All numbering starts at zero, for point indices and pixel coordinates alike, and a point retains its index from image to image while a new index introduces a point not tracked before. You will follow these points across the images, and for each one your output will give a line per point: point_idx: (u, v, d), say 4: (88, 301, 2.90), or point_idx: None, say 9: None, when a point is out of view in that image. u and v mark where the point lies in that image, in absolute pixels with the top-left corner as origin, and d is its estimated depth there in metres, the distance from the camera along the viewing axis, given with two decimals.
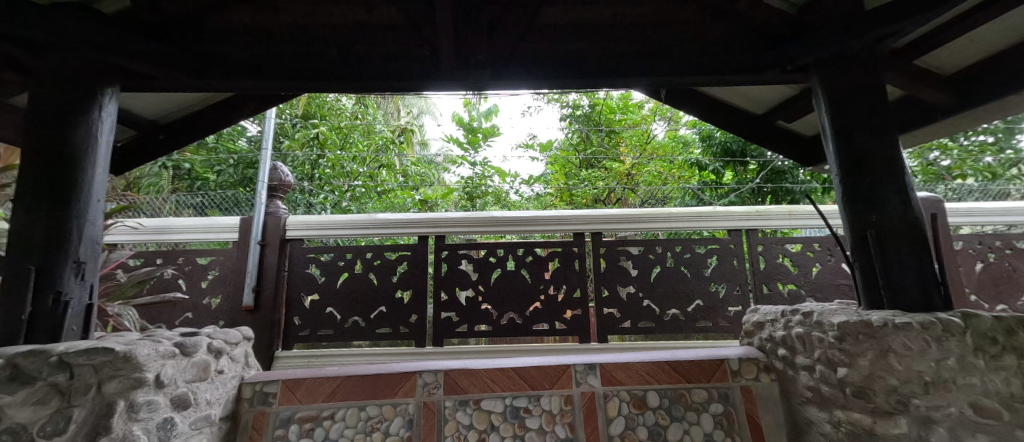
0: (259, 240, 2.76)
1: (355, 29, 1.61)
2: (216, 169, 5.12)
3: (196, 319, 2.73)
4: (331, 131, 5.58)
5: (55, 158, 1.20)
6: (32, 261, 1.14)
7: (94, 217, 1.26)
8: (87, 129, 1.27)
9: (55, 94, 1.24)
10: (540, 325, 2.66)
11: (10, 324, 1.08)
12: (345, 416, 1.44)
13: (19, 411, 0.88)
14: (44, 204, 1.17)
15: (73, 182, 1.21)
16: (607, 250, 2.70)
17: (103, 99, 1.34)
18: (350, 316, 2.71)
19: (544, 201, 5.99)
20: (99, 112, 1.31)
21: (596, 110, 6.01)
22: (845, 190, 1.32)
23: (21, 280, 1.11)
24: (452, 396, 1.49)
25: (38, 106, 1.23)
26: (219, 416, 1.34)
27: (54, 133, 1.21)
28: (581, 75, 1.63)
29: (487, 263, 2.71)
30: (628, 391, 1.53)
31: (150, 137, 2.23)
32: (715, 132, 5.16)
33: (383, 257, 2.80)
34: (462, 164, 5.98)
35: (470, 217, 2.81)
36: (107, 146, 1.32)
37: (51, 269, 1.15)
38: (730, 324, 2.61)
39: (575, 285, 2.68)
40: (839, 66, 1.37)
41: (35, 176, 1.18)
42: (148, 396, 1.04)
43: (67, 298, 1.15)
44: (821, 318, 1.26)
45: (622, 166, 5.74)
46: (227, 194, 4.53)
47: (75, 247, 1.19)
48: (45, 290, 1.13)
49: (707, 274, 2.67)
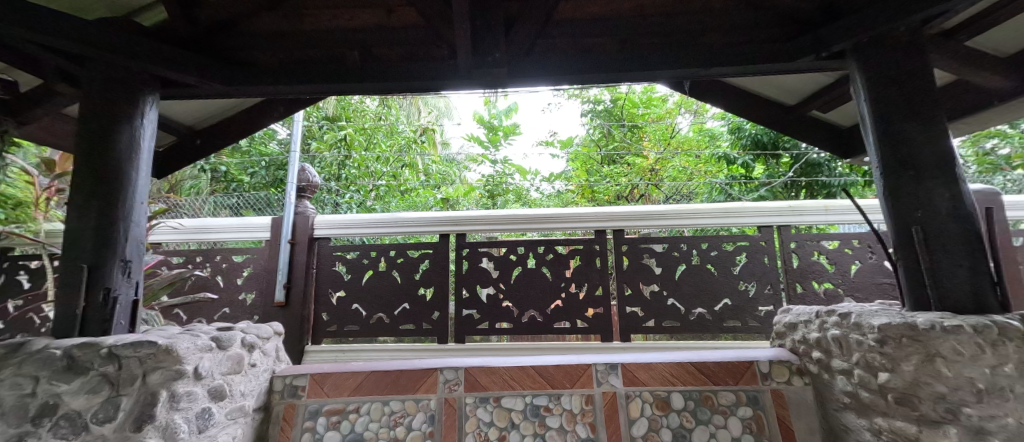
0: (289, 239, 2.87)
1: (373, 31, 1.63)
2: (250, 171, 5.37)
3: (232, 313, 2.88)
4: (357, 133, 5.76)
5: (104, 163, 1.29)
6: (84, 259, 1.23)
7: (138, 218, 1.34)
8: (131, 134, 1.35)
9: (101, 105, 1.33)
10: (561, 323, 2.64)
11: (66, 318, 1.18)
12: (370, 410, 1.48)
13: (74, 399, 0.97)
14: (94, 206, 1.26)
15: (120, 184, 1.30)
16: (630, 248, 2.64)
17: (144, 107, 1.42)
18: (375, 312, 2.79)
19: (565, 198, 5.97)
20: (140, 120, 1.39)
21: (619, 104, 5.88)
22: (887, 185, 1.23)
23: (76, 277, 1.21)
24: (472, 393, 1.50)
25: (88, 114, 1.32)
26: (252, 407, 1.41)
27: (102, 139, 1.30)
28: (600, 69, 1.60)
29: (508, 261, 2.72)
30: (652, 392, 1.50)
31: (188, 141, 2.36)
32: (746, 124, 4.93)
33: (405, 255, 2.85)
34: (483, 163, 6.13)
35: (491, 215, 2.81)
36: (148, 152, 1.40)
37: (101, 267, 1.24)
38: (761, 324, 2.50)
39: (597, 284, 2.65)
40: (879, 50, 1.28)
41: (85, 182, 1.27)
42: (187, 387, 1.10)
43: (115, 293, 1.24)
44: (860, 319, 1.19)
45: (645, 161, 5.62)
46: (259, 196, 4.73)
47: (121, 248, 1.27)
48: (96, 287, 1.22)
49: (736, 273, 2.57)
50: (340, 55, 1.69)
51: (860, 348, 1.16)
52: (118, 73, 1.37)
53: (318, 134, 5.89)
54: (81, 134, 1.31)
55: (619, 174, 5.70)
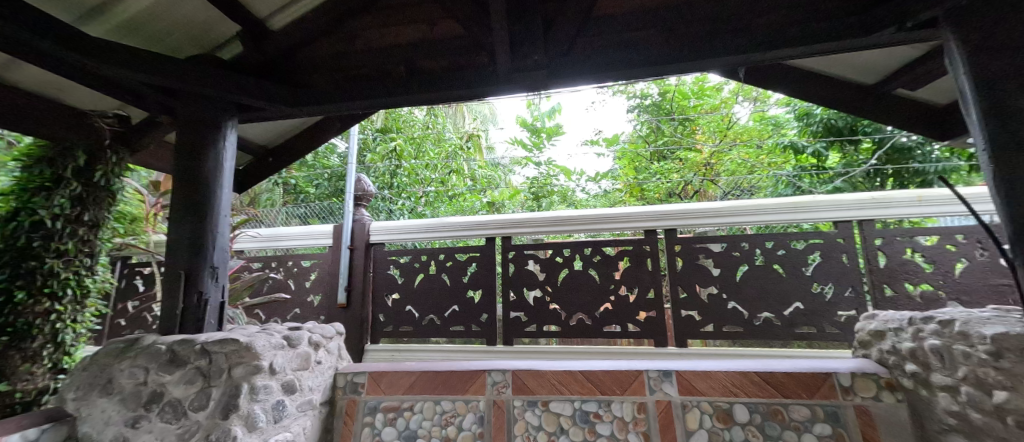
0: (348, 244, 3.09)
1: (417, 45, 1.72)
2: (314, 183, 5.87)
3: (302, 314, 3.15)
4: (407, 143, 6.07)
5: (195, 182, 1.49)
6: (182, 266, 1.43)
7: (223, 229, 1.52)
8: (216, 155, 1.54)
9: (193, 133, 1.53)
10: (611, 326, 2.56)
11: (170, 317, 1.37)
12: (423, 409, 1.54)
13: (177, 388, 1.16)
14: (189, 220, 1.46)
15: (208, 200, 1.49)
16: (684, 248, 2.49)
17: (226, 131, 1.61)
18: (427, 314, 2.91)
19: (612, 198, 5.81)
20: (224, 142, 1.59)
21: (668, 97, 5.60)
22: (997, 170, 1.04)
23: (176, 282, 1.40)
24: (520, 396, 1.50)
25: (184, 141, 1.53)
26: (320, 401, 1.52)
27: (193, 161, 1.51)
28: (643, 63, 1.53)
29: (554, 263, 2.70)
30: (711, 403, 1.40)
31: (262, 159, 2.63)
32: (816, 109, 4.45)
33: (454, 258, 2.94)
34: (528, 165, 6.17)
35: (536, 217, 2.81)
36: (231, 170, 1.59)
37: (195, 273, 1.42)
38: (841, 331, 2.23)
39: (648, 286, 2.54)
40: (983, 12, 1.09)
41: (182, 200, 1.48)
42: (264, 380, 1.23)
43: (206, 296, 1.41)
44: (967, 328, 1.02)
45: (699, 156, 5.29)
46: (323, 205, 5.15)
47: (210, 256, 1.45)
48: (192, 290, 1.40)
49: (808, 274, 2.33)
50: (388, 71, 1.80)
51: (967, 362, 0.99)
52: (204, 103, 1.57)
53: (372, 146, 6.29)
54: (179, 159, 1.52)
55: (670, 171, 5.43)
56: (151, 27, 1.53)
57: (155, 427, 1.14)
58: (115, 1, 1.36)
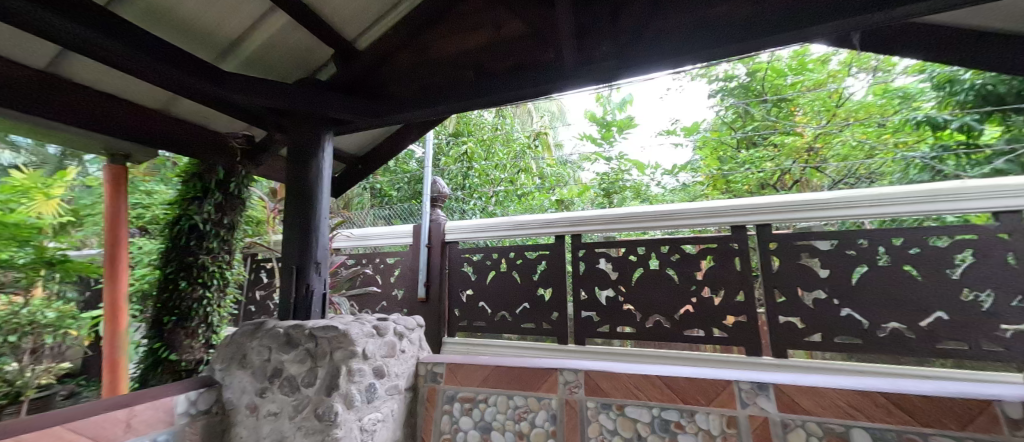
0: (426, 243, 3.31)
1: (486, 49, 1.77)
2: (396, 187, 6.40)
3: (388, 306, 3.47)
4: (477, 145, 6.31)
5: (304, 188, 1.75)
6: (294, 262, 1.68)
7: (324, 229, 1.75)
8: (318, 165, 1.79)
9: (302, 147, 1.81)
10: (693, 331, 2.37)
11: (287, 306, 1.65)
12: (497, 402, 1.58)
13: (294, 366, 1.36)
14: (299, 222, 1.71)
15: (313, 204, 1.73)
16: (782, 247, 2.19)
17: (325, 144, 1.85)
18: (499, 310, 3.00)
19: (693, 191, 5.33)
20: (324, 153, 1.82)
21: (758, 76, 4.96)
22: None
23: (290, 275, 1.67)
24: (593, 398, 1.46)
25: (296, 155, 1.81)
26: (404, 386, 1.64)
27: (302, 171, 1.78)
28: (731, 35, 1.35)
29: (627, 261, 2.59)
30: (820, 424, 1.21)
31: (353, 167, 2.93)
32: (964, 73, 3.53)
33: (523, 256, 2.98)
34: (597, 161, 5.97)
35: (606, 214, 2.69)
36: (329, 177, 1.82)
37: (304, 268, 1.67)
38: (1009, 352, 1.75)
39: (737, 288, 2.29)
40: None
41: (294, 205, 1.74)
42: (359, 364, 1.38)
43: (312, 288, 1.66)
44: None
45: (797, 140, 4.62)
46: (404, 207, 5.60)
47: (315, 253, 1.69)
48: (301, 283, 1.66)
49: (956, 277, 1.84)
50: (457, 76, 1.84)
51: None
52: (309, 121, 1.83)
53: (445, 150, 6.65)
54: (292, 170, 1.80)
55: (762, 159, 4.80)
56: (267, 59, 1.80)
57: (277, 397, 1.35)
58: (244, 38, 1.63)
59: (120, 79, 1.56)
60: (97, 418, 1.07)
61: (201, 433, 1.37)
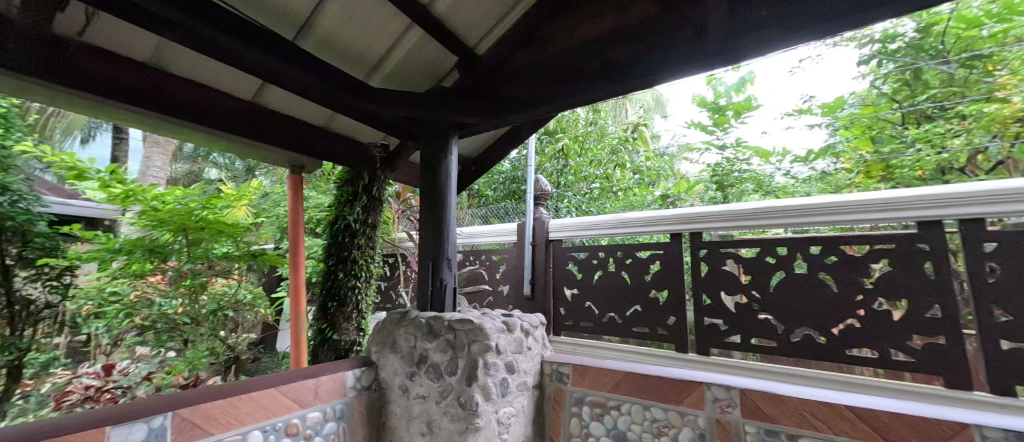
0: (531, 241, 3.34)
1: (610, 37, 1.54)
2: (494, 186, 6.66)
3: (495, 302, 3.62)
4: (572, 142, 6.19)
5: (435, 189, 1.88)
6: (429, 257, 1.82)
7: (453, 227, 1.87)
8: (447, 167, 1.91)
9: (432, 150, 1.94)
10: (859, 349, 1.90)
11: (424, 298, 1.80)
12: (631, 411, 1.48)
13: (437, 355, 1.46)
14: (433, 221, 1.85)
15: (444, 204, 1.86)
16: (1010, 246, 1.54)
17: (452, 147, 1.97)
18: (607, 311, 2.88)
19: (835, 181, 4.16)
20: (451, 155, 1.94)
21: (936, 30, 3.48)
22: None
23: (426, 270, 1.82)
24: (752, 421, 1.26)
25: (427, 158, 1.95)
26: (532, 383, 1.65)
27: (432, 173, 1.90)
28: None
29: (762, 264, 2.22)
30: None
31: (467, 168, 3.10)
32: None
33: (633, 256, 2.79)
34: (707, 150, 5.08)
35: (729, 210, 2.29)
36: (456, 178, 1.92)
37: (438, 263, 1.80)
38: None
39: (928, 301, 1.74)
40: None
41: (427, 205, 1.88)
42: (494, 358, 1.42)
43: (445, 282, 1.78)
44: None
45: (1003, 108, 3.08)
46: (501, 207, 5.82)
47: (447, 249, 1.82)
48: (436, 277, 1.80)
49: None
50: (577, 70, 1.67)
51: None
52: (438, 127, 1.97)
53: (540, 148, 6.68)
54: (423, 172, 1.94)
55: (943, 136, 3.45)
56: (403, 74, 1.98)
57: (423, 382, 1.47)
58: (385, 57, 1.83)
59: (297, 102, 1.88)
60: (293, 385, 1.33)
61: (364, 406, 1.56)
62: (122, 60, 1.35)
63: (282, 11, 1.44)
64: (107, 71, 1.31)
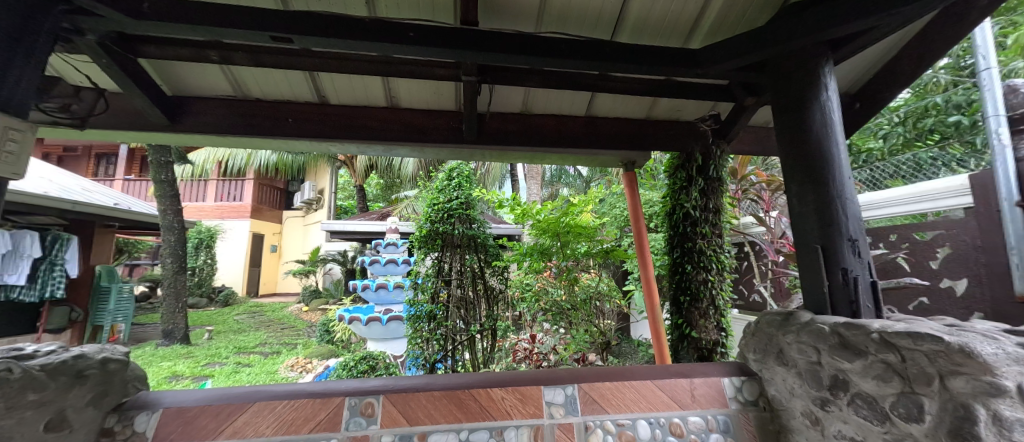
0: (1012, 198, 2.14)
1: None
2: (877, 130, 4.03)
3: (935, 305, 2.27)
4: None
5: (803, 146, 1.35)
6: (815, 240, 1.32)
7: (850, 192, 1.27)
8: (820, 107, 1.33)
9: (791, 93, 1.41)
10: None
11: (818, 294, 1.30)
12: None
13: (865, 381, 0.98)
14: (809, 191, 1.33)
15: (828, 165, 1.30)
16: None
17: (825, 79, 1.36)
18: None
19: None
20: (827, 93, 1.34)
21: None
22: None
23: (814, 256, 1.32)
24: None
25: (782, 107, 1.44)
26: None
27: (796, 125, 1.38)
28: None
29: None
30: None
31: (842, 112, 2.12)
32: None
33: None
34: None
35: None
36: (840, 123, 1.31)
37: (833, 248, 1.26)
38: None
39: None
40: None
41: (795, 170, 1.39)
42: None
43: (853, 273, 1.21)
44: None
45: None
46: (904, 157, 3.19)
47: (845, 226, 1.25)
48: (834, 267, 1.26)
49: None
50: None
51: None
52: (790, 65, 1.41)
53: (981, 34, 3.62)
54: (780, 128, 1.45)
55: None
56: (730, 18, 1.58)
57: (849, 418, 1.02)
58: (703, 12, 1.54)
59: (623, 100, 1.96)
60: (667, 382, 1.34)
61: (754, 426, 1.30)
62: (510, 115, 1.99)
63: (599, 13, 1.52)
64: (503, 124, 1.98)
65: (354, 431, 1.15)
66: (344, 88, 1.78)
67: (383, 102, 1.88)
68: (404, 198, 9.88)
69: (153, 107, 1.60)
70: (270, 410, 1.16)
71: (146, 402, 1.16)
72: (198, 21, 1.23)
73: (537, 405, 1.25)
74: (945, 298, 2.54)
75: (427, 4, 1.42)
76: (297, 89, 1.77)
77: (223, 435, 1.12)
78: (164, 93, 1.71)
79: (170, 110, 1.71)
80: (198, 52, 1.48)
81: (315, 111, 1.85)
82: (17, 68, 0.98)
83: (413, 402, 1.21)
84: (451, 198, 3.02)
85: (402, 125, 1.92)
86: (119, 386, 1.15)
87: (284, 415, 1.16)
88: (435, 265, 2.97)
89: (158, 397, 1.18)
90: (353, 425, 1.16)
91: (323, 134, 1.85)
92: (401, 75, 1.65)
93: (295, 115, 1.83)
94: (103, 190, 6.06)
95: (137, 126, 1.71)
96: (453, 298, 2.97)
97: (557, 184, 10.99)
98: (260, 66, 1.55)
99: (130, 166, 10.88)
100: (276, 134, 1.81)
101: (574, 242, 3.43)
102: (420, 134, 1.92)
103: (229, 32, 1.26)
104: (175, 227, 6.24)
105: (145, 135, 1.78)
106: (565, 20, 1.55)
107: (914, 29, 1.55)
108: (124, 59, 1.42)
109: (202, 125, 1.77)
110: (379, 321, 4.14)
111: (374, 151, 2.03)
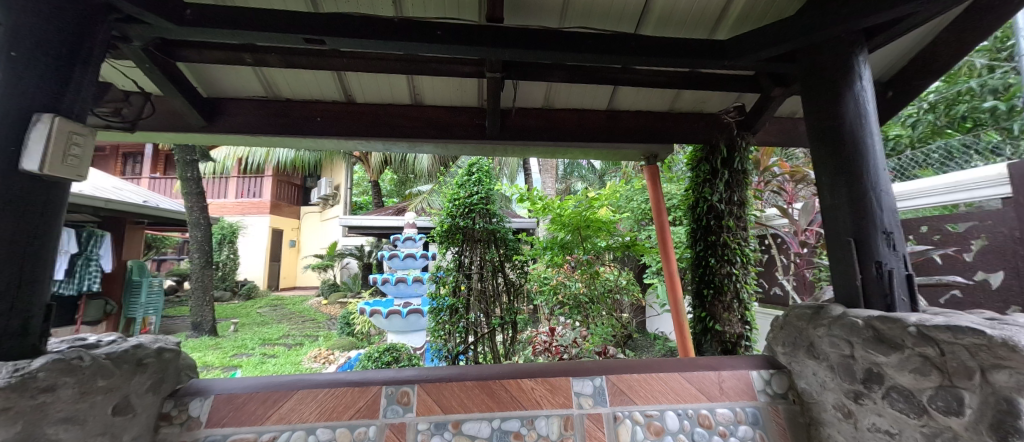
0: None
1: None
2: (907, 119, 3.86)
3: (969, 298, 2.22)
4: None
5: (834, 138, 1.34)
6: (847, 233, 1.30)
7: (885, 184, 1.24)
8: (854, 97, 1.31)
9: (821, 85, 1.38)
10: None
11: (850, 288, 1.28)
12: None
13: (902, 375, 0.98)
14: (841, 183, 1.31)
15: (861, 157, 1.28)
16: None
17: (859, 68, 1.32)
18: None
19: None
20: (860, 83, 1.31)
21: None
22: None
23: (846, 249, 1.30)
24: None
25: (813, 98, 1.41)
26: None
27: (828, 117, 1.36)
28: None
29: None
30: None
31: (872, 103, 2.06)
32: None
33: None
34: None
35: None
36: (874, 113, 1.28)
37: (867, 240, 1.25)
38: None
39: None
40: None
41: (827, 161, 1.36)
42: None
43: (888, 267, 1.20)
44: None
45: None
46: (936, 145, 3.05)
47: (880, 218, 1.23)
48: (867, 261, 1.24)
49: None
50: None
51: None
52: (820, 56, 1.39)
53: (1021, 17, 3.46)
54: (810, 120, 1.43)
55: None
56: (757, 9, 1.55)
57: (884, 411, 1.02)
58: (729, 3, 1.52)
59: (645, 94, 1.95)
60: (694, 374, 1.35)
61: (784, 419, 1.30)
62: (533, 111, 2.00)
63: (623, 7, 1.52)
64: (525, 120, 1.99)
65: (392, 419, 1.20)
66: (370, 87, 1.82)
67: (407, 99, 1.92)
68: (417, 193, 9.96)
69: (192, 109, 1.67)
70: (313, 398, 1.22)
71: (198, 389, 1.24)
72: (236, 25, 1.27)
73: (566, 396, 1.28)
74: (981, 291, 2.46)
75: (453, 2, 1.44)
76: (326, 89, 1.83)
77: (272, 421, 1.19)
78: (201, 95, 1.78)
79: (206, 112, 1.78)
80: (234, 55, 1.53)
81: (343, 111, 1.90)
82: (79, 75, 1.04)
83: (447, 392, 1.26)
84: (471, 193, 3.06)
85: (427, 122, 1.95)
86: (174, 374, 1.24)
87: (325, 403, 1.22)
88: (456, 259, 3.04)
89: (209, 385, 1.26)
90: (391, 413, 1.21)
91: (350, 133, 1.90)
92: (426, 74, 1.68)
93: (323, 114, 1.89)
94: (132, 188, 6.29)
95: (177, 127, 1.79)
96: (474, 291, 3.02)
97: (570, 178, 11.00)
98: (292, 68, 1.60)
99: (154, 164, 11.24)
100: (305, 134, 1.87)
101: (592, 235, 3.43)
102: (444, 132, 1.95)
103: (265, 36, 1.30)
104: (201, 223, 6.46)
105: (183, 136, 1.86)
106: (588, 14, 1.55)
107: (954, 14, 1.49)
108: (165, 64, 1.48)
109: (235, 126, 1.84)
110: (399, 314, 4.23)
111: (399, 148, 2.07)
